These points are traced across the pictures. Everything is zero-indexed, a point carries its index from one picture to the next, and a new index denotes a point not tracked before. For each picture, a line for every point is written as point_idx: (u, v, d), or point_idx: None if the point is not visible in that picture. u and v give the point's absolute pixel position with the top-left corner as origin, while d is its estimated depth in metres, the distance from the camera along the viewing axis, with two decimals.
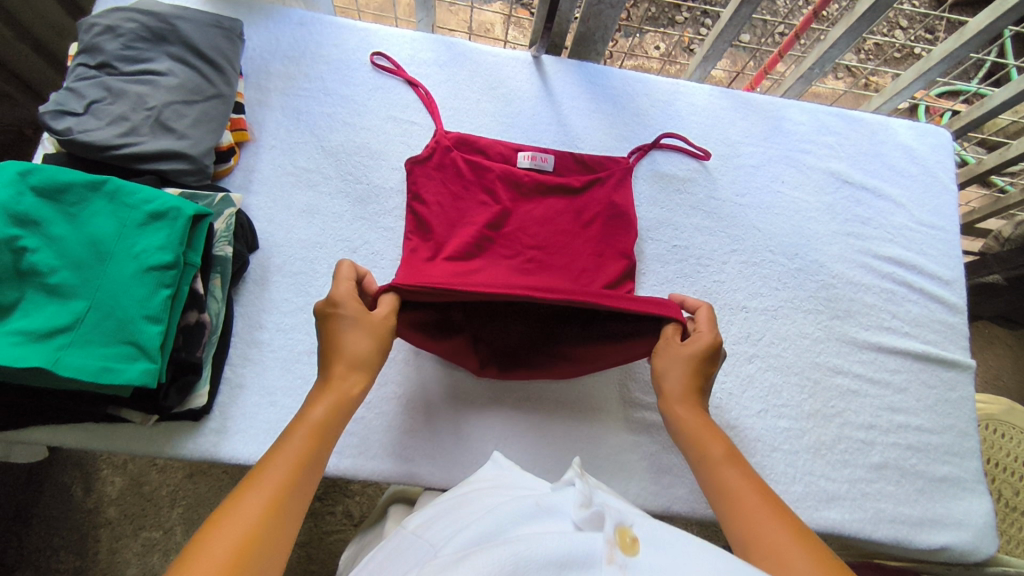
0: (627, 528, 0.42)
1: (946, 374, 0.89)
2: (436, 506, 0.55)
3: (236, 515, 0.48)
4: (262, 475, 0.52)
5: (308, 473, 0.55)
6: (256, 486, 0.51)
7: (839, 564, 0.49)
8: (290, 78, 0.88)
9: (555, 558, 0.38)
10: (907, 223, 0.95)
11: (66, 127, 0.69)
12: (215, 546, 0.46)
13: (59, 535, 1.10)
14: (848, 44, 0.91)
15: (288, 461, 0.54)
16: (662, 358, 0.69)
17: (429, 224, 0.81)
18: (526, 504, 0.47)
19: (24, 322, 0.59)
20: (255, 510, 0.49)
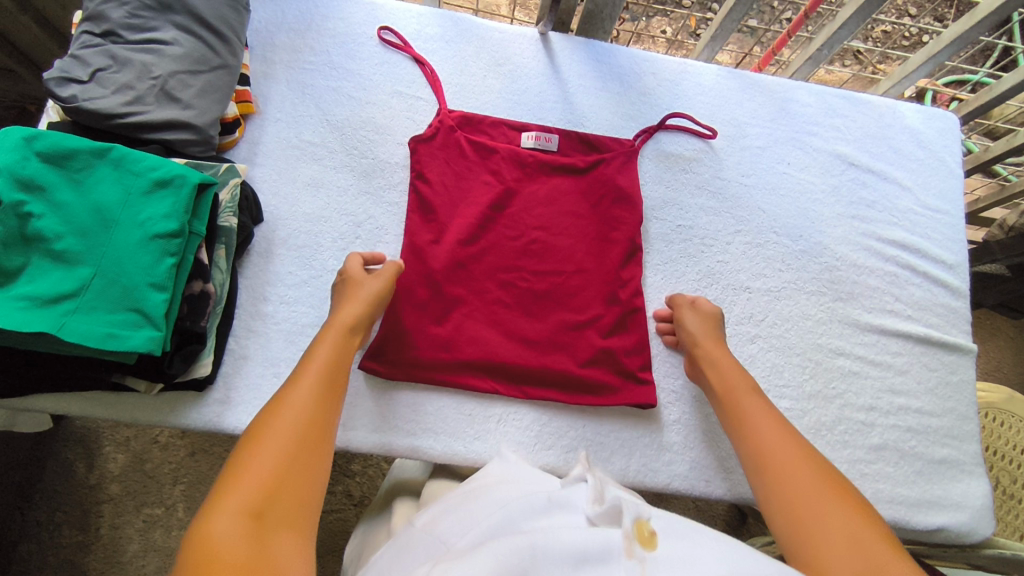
0: (644, 521, 0.43)
1: (947, 358, 0.89)
2: (444, 503, 0.54)
3: (286, 409, 0.56)
4: (300, 379, 0.60)
5: (338, 376, 0.63)
6: (298, 385, 0.59)
7: (837, 477, 0.58)
8: (296, 51, 0.87)
9: (574, 553, 0.40)
10: (912, 206, 0.95)
11: (72, 95, 0.69)
12: (278, 428, 0.54)
13: (61, 510, 1.10)
14: (858, 24, 0.90)
15: (320, 365, 0.62)
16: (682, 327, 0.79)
17: (433, 206, 0.82)
18: (539, 498, 0.49)
19: (30, 287, 0.60)
20: (302, 405, 0.57)
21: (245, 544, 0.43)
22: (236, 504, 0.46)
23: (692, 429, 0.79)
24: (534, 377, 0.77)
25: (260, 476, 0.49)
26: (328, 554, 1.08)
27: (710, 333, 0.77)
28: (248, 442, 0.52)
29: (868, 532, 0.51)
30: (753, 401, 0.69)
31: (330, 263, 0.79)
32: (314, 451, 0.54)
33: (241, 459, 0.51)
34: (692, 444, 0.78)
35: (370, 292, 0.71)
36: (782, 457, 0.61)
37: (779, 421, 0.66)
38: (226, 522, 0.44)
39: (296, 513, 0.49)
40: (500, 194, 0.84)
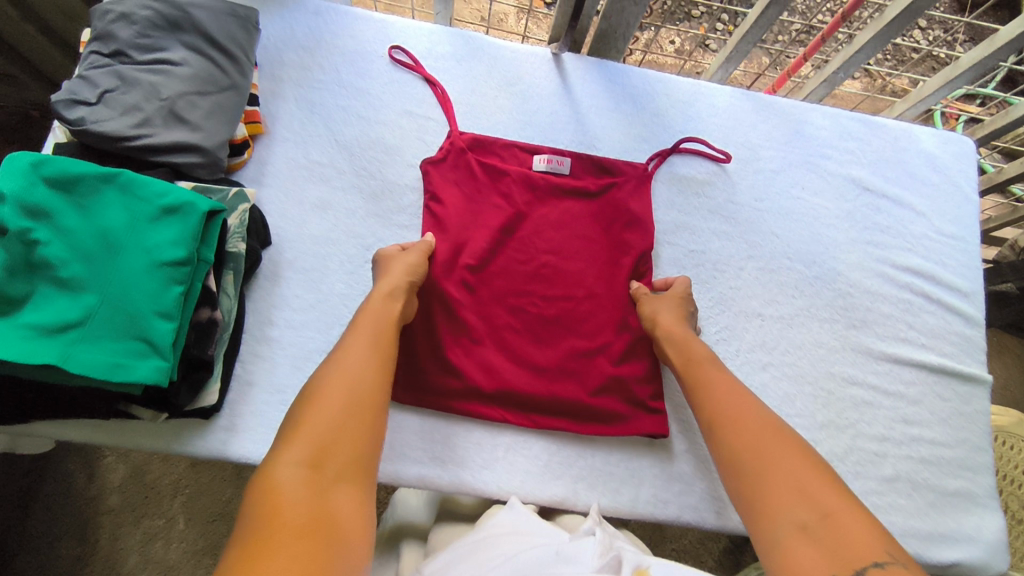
0: (644, 569, 0.43)
1: (960, 388, 0.88)
2: (453, 549, 0.54)
3: (340, 367, 0.60)
4: (353, 340, 0.63)
5: (391, 334, 0.66)
6: (351, 347, 0.62)
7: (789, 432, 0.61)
8: (305, 69, 0.86)
9: None
10: (926, 232, 0.94)
11: (79, 116, 0.68)
12: (334, 390, 0.57)
13: (60, 522, 1.09)
14: (876, 48, 0.89)
15: (370, 326, 0.65)
16: (649, 305, 0.78)
17: (444, 225, 0.81)
18: (549, 552, 0.49)
19: (34, 316, 0.58)
20: (356, 363, 0.60)
21: (307, 488, 0.48)
22: (297, 455, 0.50)
23: (702, 460, 0.78)
24: (544, 405, 0.76)
25: (319, 426, 0.53)
26: None
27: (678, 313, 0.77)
28: (308, 397, 0.56)
29: (810, 474, 0.55)
30: (709, 366, 0.71)
31: (339, 286, 0.78)
32: (371, 405, 0.58)
33: (303, 412, 0.55)
34: (702, 474, 0.77)
35: (406, 262, 0.73)
36: (733, 416, 0.64)
37: (732, 382, 0.69)
38: (290, 469, 0.49)
39: (355, 462, 0.53)
40: (512, 215, 0.83)
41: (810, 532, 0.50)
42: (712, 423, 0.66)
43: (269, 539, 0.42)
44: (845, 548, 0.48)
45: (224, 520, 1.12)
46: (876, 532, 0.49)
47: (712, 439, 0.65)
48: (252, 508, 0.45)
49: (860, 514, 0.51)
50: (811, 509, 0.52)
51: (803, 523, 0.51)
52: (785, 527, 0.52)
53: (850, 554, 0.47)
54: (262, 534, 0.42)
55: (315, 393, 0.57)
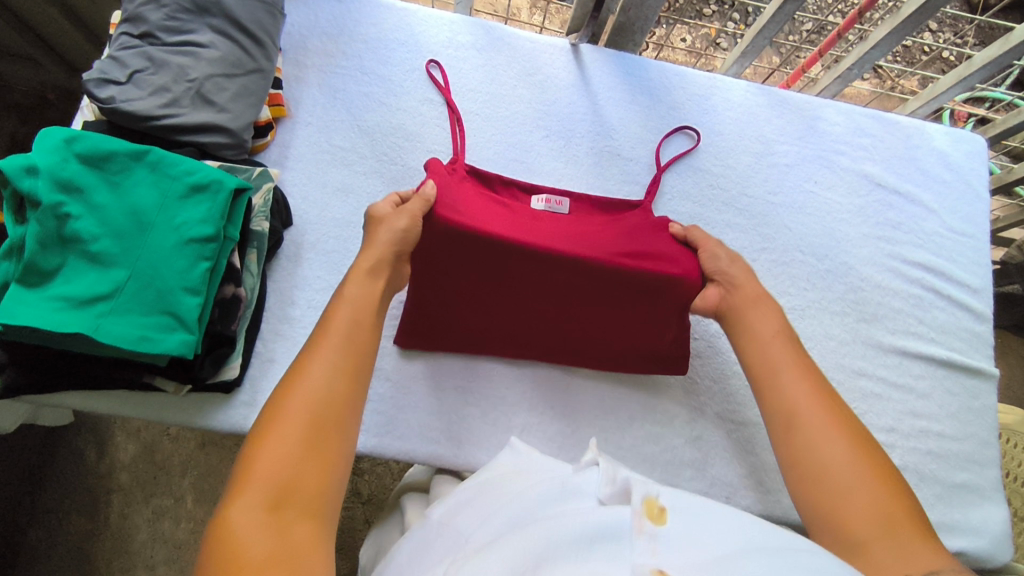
0: (654, 499, 0.48)
1: (969, 382, 0.89)
2: (459, 492, 0.59)
3: (307, 373, 0.53)
4: (319, 343, 0.56)
5: (365, 330, 0.60)
6: (314, 352, 0.55)
7: (864, 438, 0.59)
8: (328, 55, 0.87)
9: (588, 533, 0.46)
10: (937, 229, 0.95)
11: (110, 95, 0.70)
12: (293, 408, 0.51)
13: (71, 498, 1.11)
14: (891, 45, 0.90)
15: (345, 322, 0.59)
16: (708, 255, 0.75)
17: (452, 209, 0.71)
18: (555, 487, 0.54)
19: (67, 288, 0.60)
20: (324, 369, 0.54)
21: (265, 538, 0.43)
22: (254, 498, 0.45)
23: (713, 447, 0.79)
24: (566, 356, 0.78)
25: (279, 458, 0.48)
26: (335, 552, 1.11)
27: (742, 267, 0.75)
28: (269, 415, 0.50)
29: (895, 505, 0.54)
30: (789, 371, 0.65)
31: None
32: (340, 421, 0.52)
33: (258, 437, 0.49)
34: (712, 461, 0.78)
35: (395, 229, 0.67)
36: (814, 419, 0.61)
37: (813, 383, 0.64)
38: (245, 515, 0.44)
39: (320, 499, 0.48)
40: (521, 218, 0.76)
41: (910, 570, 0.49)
42: (788, 424, 0.62)
43: None
44: None
45: None
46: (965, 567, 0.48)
47: (783, 441, 0.61)
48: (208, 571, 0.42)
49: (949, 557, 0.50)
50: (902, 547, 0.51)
51: (900, 561, 0.50)
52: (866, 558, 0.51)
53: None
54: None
55: (272, 412, 0.51)
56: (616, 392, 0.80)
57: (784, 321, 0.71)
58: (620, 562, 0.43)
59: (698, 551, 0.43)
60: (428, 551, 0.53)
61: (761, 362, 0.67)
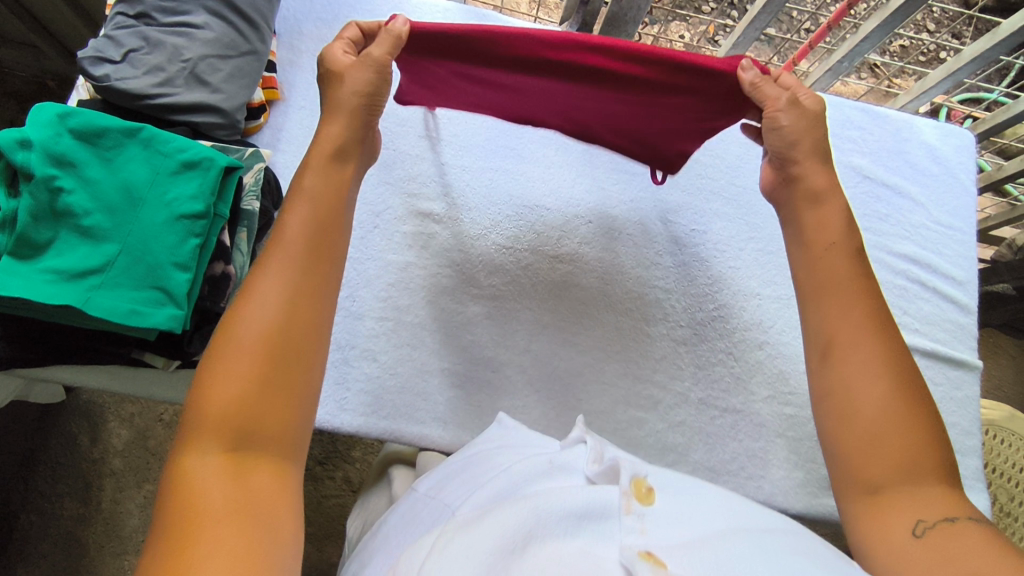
0: (641, 479, 0.48)
1: (952, 373, 0.90)
2: (444, 467, 0.60)
3: (258, 295, 0.51)
4: (274, 258, 0.53)
5: (325, 240, 0.56)
6: (268, 269, 0.53)
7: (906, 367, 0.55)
8: (322, 40, 0.88)
9: (575, 511, 0.44)
10: (924, 221, 0.96)
11: (104, 74, 0.71)
12: (243, 333, 0.49)
13: (64, 482, 1.12)
14: (881, 38, 0.91)
15: (304, 230, 0.55)
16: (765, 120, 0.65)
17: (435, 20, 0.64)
18: (541, 462, 0.53)
19: (58, 261, 0.61)
20: (276, 287, 0.51)
21: (221, 482, 0.43)
22: (210, 442, 0.45)
23: (696, 432, 0.80)
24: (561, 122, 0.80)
25: (232, 392, 0.47)
26: (326, 537, 1.11)
27: (811, 136, 0.64)
28: (221, 343, 0.49)
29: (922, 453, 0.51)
30: (843, 295, 0.59)
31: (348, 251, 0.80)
32: (298, 343, 0.50)
33: (211, 370, 0.48)
34: (695, 445, 0.79)
35: (353, 87, 0.61)
36: (856, 351, 0.56)
37: (865, 307, 0.58)
38: (202, 462, 0.44)
39: (279, 432, 0.47)
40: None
41: (924, 525, 0.48)
42: (827, 353, 0.58)
43: (186, 554, 0.39)
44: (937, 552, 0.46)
45: None
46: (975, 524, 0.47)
47: (825, 368, 0.57)
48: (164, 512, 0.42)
49: (969, 514, 0.48)
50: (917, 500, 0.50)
51: (916, 516, 0.49)
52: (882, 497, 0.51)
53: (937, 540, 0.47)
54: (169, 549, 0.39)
55: (223, 340, 0.49)
56: (602, 376, 0.80)
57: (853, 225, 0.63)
58: (607, 542, 0.43)
59: (683, 527, 0.44)
60: (414, 525, 0.53)
61: (818, 276, 0.61)
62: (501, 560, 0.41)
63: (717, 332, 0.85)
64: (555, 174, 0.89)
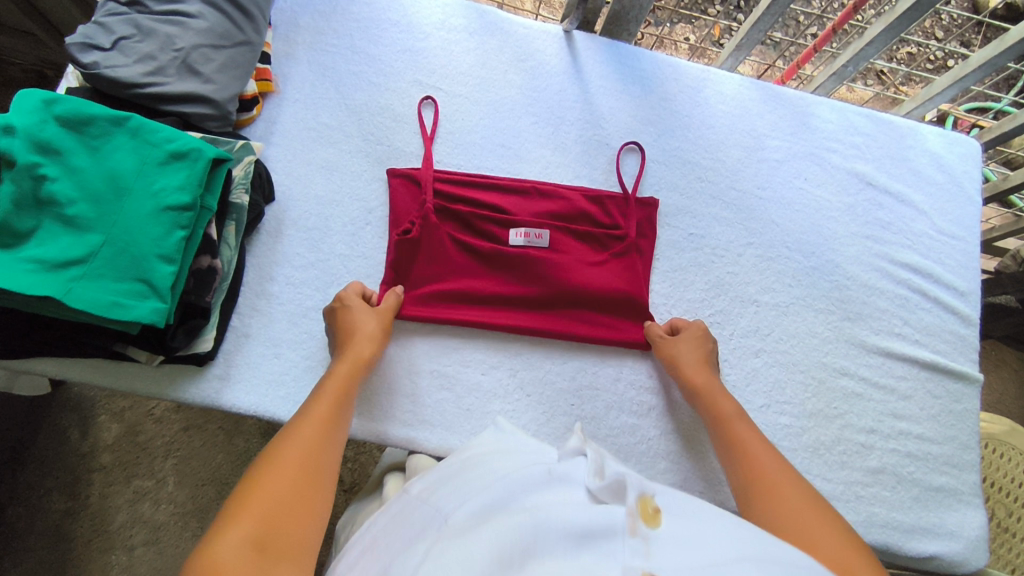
0: (648, 498, 0.46)
1: (952, 385, 0.88)
2: (439, 472, 0.59)
3: (289, 445, 0.56)
4: (308, 416, 0.61)
5: (341, 418, 0.63)
6: (303, 422, 0.60)
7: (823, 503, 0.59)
8: (319, 33, 0.87)
9: (576, 531, 0.43)
10: (927, 230, 0.94)
11: (93, 61, 0.69)
12: (284, 463, 0.54)
13: (52, 476, 1.11)
14: (886, 42, 0.89)
15: (327, 405, 0.63)
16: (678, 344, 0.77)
17: (413, 287, 0.79)
18: (539, 472, 0.52)
19: (39, 251, 0.60)
20: (306, 439, 0.57)
21: (246, 572, 0.44)
22: (240, 536, 0.46)
23: (690, 440, 0.78)
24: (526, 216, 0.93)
25: (267, 502, 0.50)
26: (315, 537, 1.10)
27: (697, 349, 0.77)
28: (259, 474, 0.53)
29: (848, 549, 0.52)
30: (764, 449, 0.67)
31: (338, 248, 0.79)
32: (321, 487, 0.54)
33: (249, 486, 0.51)
34: (688, 454, 0.78)
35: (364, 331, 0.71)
36: (779, 493, 0.61)
37: (779, 460, 0.65)
38: (231, 548, 0.45)
39: (300, 544, 0.49)
40: (497, 276, 0.81)
41: None
42: (756, 492, 0.62)
43: None
44: None
45: (213, 484, 1.13)
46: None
47: (751, 502, 0.62)
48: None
49: None
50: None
51: None
52: None
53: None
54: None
55: (263, 466, 0.54)
56: (594, 380, 0.79)
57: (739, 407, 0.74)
58: (611, 562, 0.41)
59: (691, 551, 0.41)
60: (403, 530, 0.52)
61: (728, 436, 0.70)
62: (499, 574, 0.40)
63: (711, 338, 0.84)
64: (553, 175, 0.87)
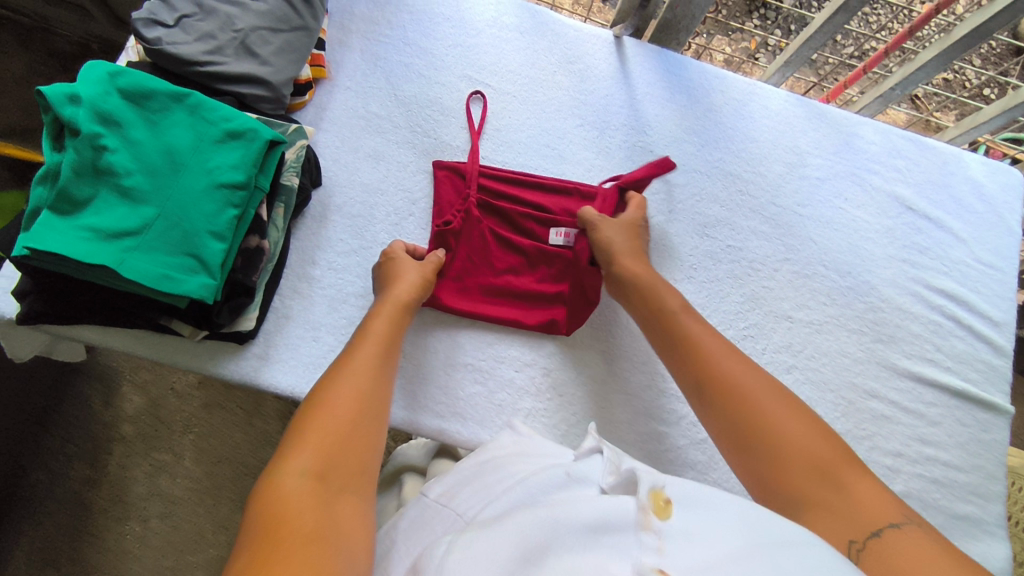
0: (660, 490, 0.44)
1: (981, 415, 0.87)
2: (456, 473, 0.60)
3: (345, 379, 0.58)
4: (359, 353, 0.62)
5: (391, 355, 0.65)
6: (357, 358, 0.61)
7: (787, 394, 0.61)
8: (373, 22, 0.87)
9: (591, 525, 0.42)
10: (964, 258, 0.94)
11: (156, 37, 0.70)
12: (339, 396, 0.56)
13: (73, 444, 1.12)
14: (938, 68, 0.89)
15: (374, 342, 0.64)
16: (605, 227, 0.78)
17: (448, 284, 0.79)
18: (557, 474, 0.52)
19: (96, 219, 0.60)
20: (358, 375, 0.59)
21: (309, 501, 0.46)
22: (303, 468, 0.49)
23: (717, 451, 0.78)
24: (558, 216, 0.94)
25: (327, 434, 0.52)
26: None
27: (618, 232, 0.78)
28: (315, 406, 0.55)
29: (815, 442, 0.56)
30: (715, 342, 0.67)
31: (382, 236, 0.80)
32: (374, 419, 0.56)
33: (307, 419, 0.54)
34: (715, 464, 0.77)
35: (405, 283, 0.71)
36: (733, 389, 0.61)
37: (737, 356, 0.65)
38: (295, 479, 0.48)
39: (357, 474, 0.52)
40: (534, 272, 0.82)
41: (855, 543, 0.48)
42: (715, 391, 0.62)
43: (273, 556, 0.41)
44: (866, 525, 0.49)
45: (228, 463, 1.14)
46: (887, 502, 0.51)
47: (708, 401, 0.63)
48: (253, 524, 0.44)
49: (897, 522, 0.49)
50: (828, 486, 0.52)
51: (848, 536, 0.49)
52: (809, 516, 0.51)
53: (867, 529, 0.49)
54: (263, 555, 0.41)
55: (321, 398, 0.56)
56: (625, 386, 0.79)
57: (683, 297, 0.74)
58: (621, 558, 0.39)
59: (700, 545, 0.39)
60: (425, 531, 0.53)
61: (671, 332, 0.70)
62: (519, 569, 0.40)
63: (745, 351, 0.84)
64: (596, 178, 0.88)
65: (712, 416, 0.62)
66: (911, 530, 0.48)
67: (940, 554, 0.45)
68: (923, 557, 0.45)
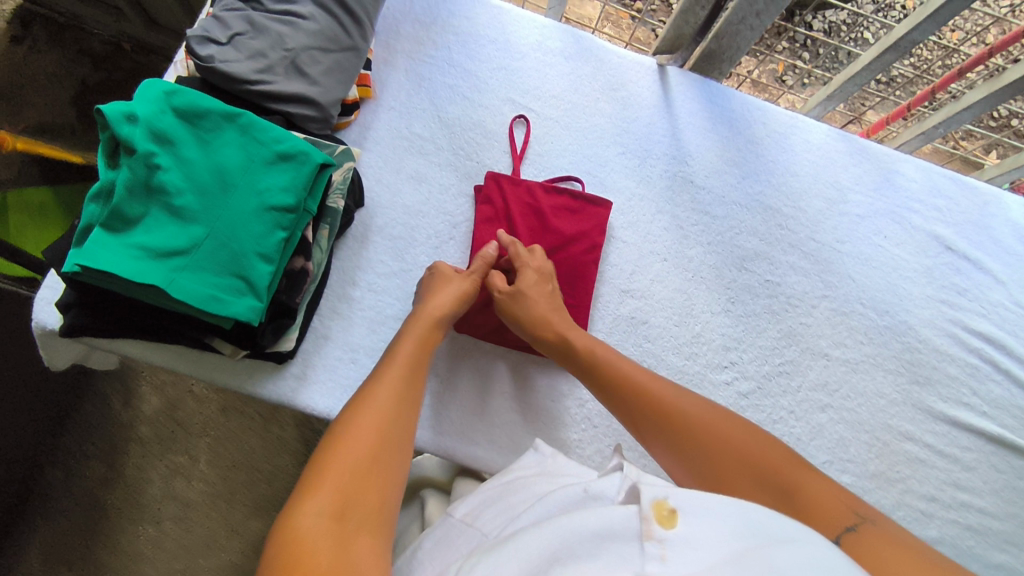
0: (662, 499, 0.39)
1: (1016, 462, 0.84)
2: (482, 491, 0.59)
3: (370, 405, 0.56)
4: (383, 376, 0.60)
5: (418, 378, 0.62)
6: (382, 382, 0.59)
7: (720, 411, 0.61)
8: (419, 43, 0.87)
9: (597, 531, 0.39)
10: (1003, 300, 0.92)
11: (209, 54, 0.70)
12: (363, 424, 0.54)
13: (93, 443, 1.11)
14: (984, 110, 0.88)
15: (400, 366, 0.62)
16: (511, 307, 0.73)
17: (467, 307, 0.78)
18: (574, 491, 0.50)
19: (146, 238, 0.60)
20: (381, 401, 0.57)
21: (327, 544, 0.44)
22: (322, 506, 0.46)
23: None
24: None
25: (349, 466, 0.50)
26: None
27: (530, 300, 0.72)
28: (336, 435, 0.53)
29: (757, 449, 0.56)
30: (640, 373, 0.66)
31: (422, 259, 0.79)
32: (395, 451, 0.53)
33: (328, 450, 0.51)
34: None
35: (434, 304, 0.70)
36: (666, 422, 0.61)
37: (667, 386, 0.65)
38: (313, 518, 0.45)
39: (376, 511, 0.49)
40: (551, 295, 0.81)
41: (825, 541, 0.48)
42: (657, 425, 0.61)
43: None
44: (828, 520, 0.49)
45: (245, 469, 1.14)
46: (842, 498, 0.51)
47: (652, 438, 0.62)
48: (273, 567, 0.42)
49: (856, 519, 0.48)
50: (780, 493, 0.53)
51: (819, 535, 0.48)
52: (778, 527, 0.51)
53: (836, 526, 0.48)
54: None
55: (343, 426, 0.54)
56: None
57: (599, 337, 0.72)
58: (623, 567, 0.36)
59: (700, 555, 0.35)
60: (451, 550, 0.52)
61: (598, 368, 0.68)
62: None
63: (781, 388, 0.83)
64: (635, 207, 0.87)
65: (655, 448, 0.62)
66: (876, 524, 0.47)
67: (905, 545, 0.45)
68: (889, 548, 0.44)
